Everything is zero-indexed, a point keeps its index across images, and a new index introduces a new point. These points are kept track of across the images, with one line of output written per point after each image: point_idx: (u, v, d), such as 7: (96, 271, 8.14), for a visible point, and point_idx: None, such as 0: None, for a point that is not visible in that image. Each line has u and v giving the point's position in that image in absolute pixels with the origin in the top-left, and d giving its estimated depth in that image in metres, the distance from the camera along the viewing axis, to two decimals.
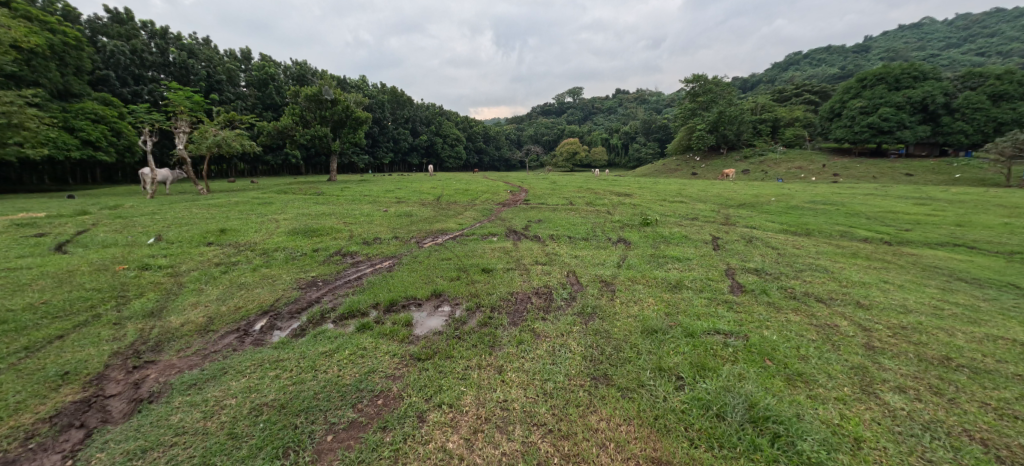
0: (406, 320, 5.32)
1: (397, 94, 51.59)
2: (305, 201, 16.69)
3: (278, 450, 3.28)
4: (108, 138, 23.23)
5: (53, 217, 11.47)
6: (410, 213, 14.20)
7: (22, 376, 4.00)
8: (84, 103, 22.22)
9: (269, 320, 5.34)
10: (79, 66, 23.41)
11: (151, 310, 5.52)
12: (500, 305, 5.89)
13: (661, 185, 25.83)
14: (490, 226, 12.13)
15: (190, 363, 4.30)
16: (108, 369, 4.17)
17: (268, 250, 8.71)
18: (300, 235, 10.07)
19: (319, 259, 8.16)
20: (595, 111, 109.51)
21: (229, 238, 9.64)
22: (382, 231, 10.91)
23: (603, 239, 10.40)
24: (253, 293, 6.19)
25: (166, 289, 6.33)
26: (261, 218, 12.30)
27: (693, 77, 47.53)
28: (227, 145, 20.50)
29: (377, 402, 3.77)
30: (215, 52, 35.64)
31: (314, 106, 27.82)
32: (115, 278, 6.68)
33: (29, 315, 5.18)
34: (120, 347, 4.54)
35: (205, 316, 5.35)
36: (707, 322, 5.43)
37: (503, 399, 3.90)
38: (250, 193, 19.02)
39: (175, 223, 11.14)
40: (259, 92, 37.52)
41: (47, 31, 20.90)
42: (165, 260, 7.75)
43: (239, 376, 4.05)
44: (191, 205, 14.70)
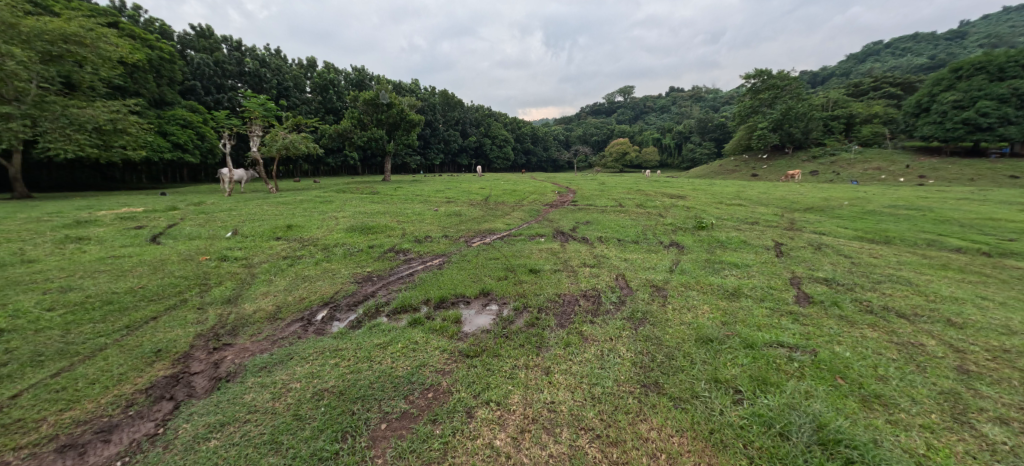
0: (455, 317, 5.45)
1: (448, 96, 53.01)
2: (362, 200, 17.59)
3: (337, 433, 3.43)
4: (194, 141, 25.87)
5: (150, 212, 12.97)
6: (459, 212, 14.56)
7: (123, 350, 4.49)
8: (175, 110, 24.90)
9: (329, 310, 5.69)
10: (172, 78, 26.27)
11: (228, 297, 6.10)
12: (547, 306, 5.88)
13: (717, 186, 24.57)
14: (538, 227, 12.15)
15: (261, 347, 4.66)
16: (193, 348, 4.61)
17: (328, 245, 9.30)
18: (357, 233, 10.62)
19: (374, 255, 8.58)
20: (647, 110, 106.12)
21: (294, 233, 10.38)
22: (433, 230, 11.28)
23: (655, 242, 10.06)
24: (315, 285, 6.63)
25: (241, 279, 6.94)
26: (323, 215, 13.15)
27: (754, 72, 44.73)
28: (294, 148, 22.05)
29: (427, 395, 3.87)
30: (284, 61, 38.55)
31: (372, 110, 29.14)
32: (200, 267, 7.44)
33: (130, 297, 5.89)
34: (203, 329, 5.04)
35: (274, 305, 5.81)
36: (769, 334, 5.09)
37: (551, 400, 3.88)
38: (313, 192, 20.39)
39: (249, 218, 12.18)
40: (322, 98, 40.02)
41: (147, 47, 23.67)
42: (240, 252, 8.50)
43: (303, 362, 4.31)
44: (262, 203, 15.98)
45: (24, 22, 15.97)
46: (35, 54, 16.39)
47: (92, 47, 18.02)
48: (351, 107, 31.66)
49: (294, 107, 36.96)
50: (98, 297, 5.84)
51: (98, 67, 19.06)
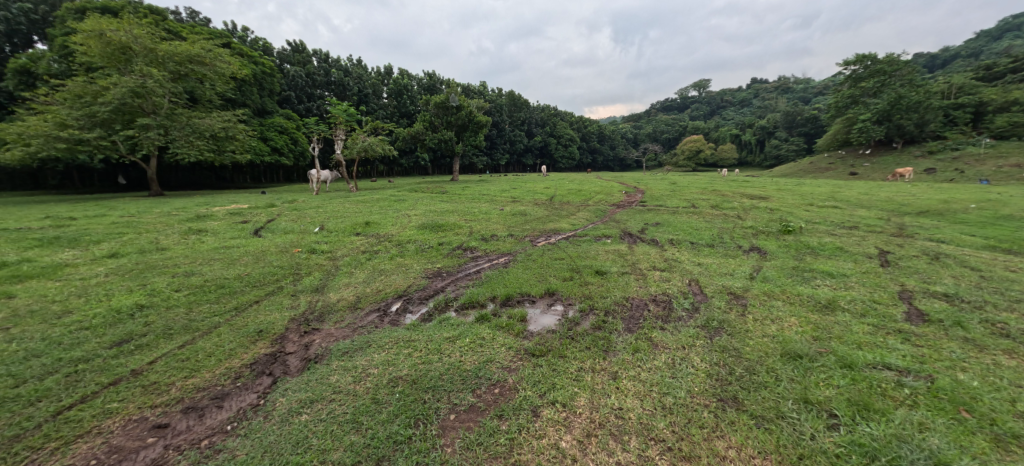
0: (521, 316, 5.50)
1: (515, 97, 53.66)
2: (432, 198, 18.41)
3: (410, 419, 3.50)
4: (289, 145, 28.81)
5: (253, 208, 14.69)
6: (524, 211, 14.68)
7: (233, 328, 5.09)
8: (274, 118, 27.91)
9: (403, 303, 6.04)
10: (272, 90, 29.46)
11: (317, 286, 6.71)
12: (615, 309, 5.71)
13: (807, 186, 22.24)
14: (603, 228, 11.87)
15: (344, 334, 5.05)
16: (288, 331, 5.11)
17: (402, 241, 9.86)
18: (427, 230, 11.13)
19: (443, 252, 8.94)
20: (725, 104, 99.05)
21: (372, 230, 11.13)
22: (498, 229, 11.48)
23: (732, 246, 9.36)
24: (390, 279, 7.07)
25: (327, 270, 7.60)
26: (397, 213, 13.98)
27: (854, 58, 39.83)
28: (372, 150, 23.66)
29: (493, 391, 3.92)
30: (365, 70, 41.56)
31: (442, 113, 30.35)
32: (293, 258, 8.28)
33: (238, 283, 6.71)
34: (296, 314, 5.59)
35: (354, 295, 6.29)
36: (872, 354, 4.50)
37: (618, 406, 3.76)
38: (389, 191, 21.71)
39: (333, 215, 13.31)
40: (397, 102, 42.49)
41: (251, 63, 26.79)
42: (326, 245, 9.30)
43: (380, 349, 4.58)
44: (344, 201, 17.35)
45: (159, 47, 19.03)
46: (167, 73, 19.43)
47: (209, 65, 20.95)
48: (423, 110, 33.25)
49: (372, 112, 39.69)
50: (213, 282, 6.71)
51: (213, 82, 22.09)
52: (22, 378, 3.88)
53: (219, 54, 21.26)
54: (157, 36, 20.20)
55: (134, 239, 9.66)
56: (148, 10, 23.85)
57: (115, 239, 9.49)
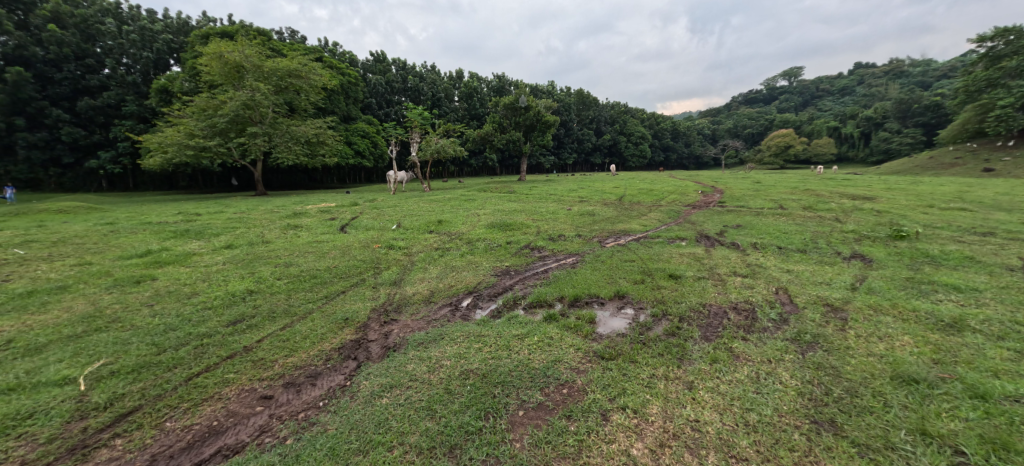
0: (590, 317, 5.41)
1: (584, 95, 52.86)
2: (500, 198, 18.76)
3: (480, 412, 3.59)
4: (370, 148, 31.07)
5: (339, 206, 16.07)
6: (592, 212, 14.40)
7: (324, 315, 5.61)
8: (358, 124, 30.28)
9: (473, 299, 6.24)
10: (356, 98, 31.96)
11: (395, 280, 7.16)
12: (690, 316, 5.40)
13: (925, 185, 19.20)
14: (677, 229, 11.27)
15: (419, 325, 5.34)
16: (370, 320, 5.51)
17: (472, 239, 10.18)
18: (496, 229, 11.36)
19: (511, 251, 9.07)
20: (821, 94, 88.95)
21: (444, 228, 11.62)
22: (566, 229, 11.38)
23: (828, 253, 8.38)
24: (461, 275, 7.34)
25: (404, 265, 8.09)
26: (467, 212, 14.46)
27: (990, 33, 33.70)
28: (444, 151, 24.68)
29: (562, 391, 3.90)
30: (438, 75, 43.54)
31: (511, 114, 30.81)
32: (374, 253, 8.92)
33: (328, 274, 7.39)
34: (376, 305, 6.02)
35: (429, 289, 6.63)
36: (1015, 385, 3.77)
37: (695, 419, 3.56)
38: (459, 191, 22.49)
39: (409, 213, 14.12)
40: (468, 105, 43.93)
41: (339, 74, 29.35)
42: (402, 242, 9.90)
43: (452, 343, 4.77)
44: (418, 200, 18.30)
45: (265, 64, 21.55)
46: (270, 86, 21.95)
47: (304, 78, 23.29)
48: (493, 111, 33.99)
49: (444, 115, 41.45)
50: (307, 272, 7.44)
51: (307, 93, 24.52)
52: (162, 347, 4.58)
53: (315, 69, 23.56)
54: (263, 55, 22.89)
55: (243, 232, 11.01)
56: (257, 32, 27.09)
57: (229, 233, 10.89)
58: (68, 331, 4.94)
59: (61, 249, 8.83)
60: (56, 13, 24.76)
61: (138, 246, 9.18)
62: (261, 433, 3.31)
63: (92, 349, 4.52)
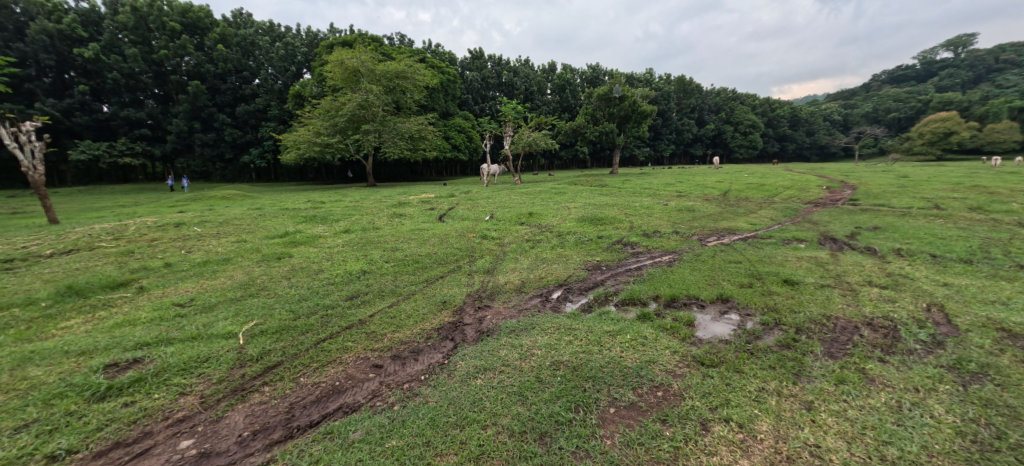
0: (688, 320, 5.07)
1: (685, 82, 49.20)
2: (592, 191, 18.40)
3: (571, 404, 3.60)
4: (466, 142, 32.58)
5: (438, 197, 17.20)
6: (692, 207, 13.42)
7: (425, 297, 6.08)
8: (455, 119, 31.95)
9: (564, 291, 6.25)
10: (454, 95, 33.70)
11: (488, 268, 7.46)
12: (810, 328, 4.77)
13: None
14: (794, 230, 9.98)
15: (511, 313, 5.49)
16: (465, 304, 5.83)
17: (562, 232, 10.15)
18: (587, 223, 11.19)
19: (603, 246, 8.85)
20: (1001, 67, 71.24)
21: (535, 220, 11.76)
22: (662, 225, 10.77)
23: (1004, 266, 6.76)
24: (552, 267, 7.39)
25: (496, 254, 8.39)
26: (558, 205, 14.45)
27: None
28: (536, 144, 24.90)
29: (656, 394, 3.73)
30: (531, 70, 44.06)
31: (605, 105, 29.89)
32: (469, 242, 9.40)
33: (428, 259, 7.97)
34: (471, 291, 6.34)
35: (520, 279, 6.79)
36: None
37: (815, 443, 3.15)
38: (550, 184, 22.55)
39: (501, 205, 14.57)
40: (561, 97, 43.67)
41: (440, 73, 31.27)
42: (495, 232, 10.27)
43: (543, 333, 4.83)
44: (510, 192, 18.78)
45: (378, 67, 23.79)
46: (381, 87, 24.14)
47: (410, 78, 25.17)
48: (586, 103, 33.34)
49: (536, 109, 41.79)
50: (410, 257, 8.10)
51: (412, 92, 26.48)
52: (298, 313, 5.38)
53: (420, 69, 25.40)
54: (376, 59, 25.23)
55: (358, 219, 12.34)
56: (371, 39, 29.96)
57: (346, 219, 12.29)
58: (231, 295, 6.05)
59: (223, 229, 10.78)
60: (222, 35, 30.09)
61: (277, 228, 10.82)
62: (373, 397, 3.69)
63: (247, 311, 5.46)
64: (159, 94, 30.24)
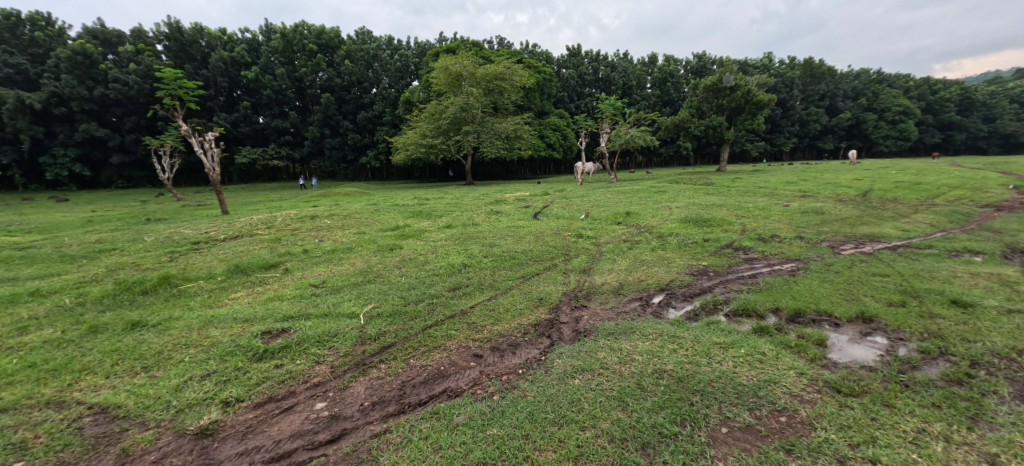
0: (818, 339, 4.41)
1: (813, 66, 43.02)
2: (696, 190, 17.07)
3: (676, 417, 3.37)
4: (561, 141, 32.52)
5: (532, 195, 17.44)
6: (819, 209, 11.69)
7: (521, 293, 6.20)
8: (551, 118, 32.12)
9: (666, 296, 5.87)
10: (550, 94, 33.86)
11: (584, 268, 7.34)
12: (993, 363, 3.83)
13: None
14: (964, 239, 8.10)
15: (608, 315, 5.33)
16: (561, 302, 5.81)
17: (663, 234, 9.56)
18: (691, 224, 10.39)
19: (710, 250, 8.12)
20: None
21: (632, 220, 11.26)
22: (781, 229, 9.55)
23: None
24: (652, 270, 7.00)
25: (592, 254, 8.22)
26: (657, 204, 13.66)
27: None
28: (634, 141, 23.89)
29: (779, 419, 3.32)
30: (630, 63, 42.40)
31: (712, 97, 27.46)
32: (564, 240, 9.35)
33: (524, 256, 8.11)
34: (567, 290, 6.30)
35: (618, 281, 6.56)
36: None
37: None
38: (648, 183, 21.45)
39: (596, 204, 14.25)
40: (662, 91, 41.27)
41: (536, 73, 31.72)
42: (591, 232, 10.07)
43: (644, 338, 4.60)
44: (605, 191, 18.28)
45: (478, 71, 24.92)
46: (481, 90, 25.20)
47: (508, 79, 25.89)
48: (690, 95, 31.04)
49: (635, 104, 40.08)
50: (507, 253, 8.33)
51: (510, 93, 27.20)
52: (408, 300, 5.88)
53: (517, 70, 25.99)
54: (477, 63, 26.45)
55: (458, 215, 13.05)
56: (473, 44, 31.45)
57: (448, 215, 13.08)
58: (354, 280, 6.86)
59: (347, 221, 12.22)
60: (348, 52, 34.17)
61: (389, 222, 11.93)
62: (474, 385, 3.87)
63: (366, 295, 6.14)
64: (300, 106, 35.42)
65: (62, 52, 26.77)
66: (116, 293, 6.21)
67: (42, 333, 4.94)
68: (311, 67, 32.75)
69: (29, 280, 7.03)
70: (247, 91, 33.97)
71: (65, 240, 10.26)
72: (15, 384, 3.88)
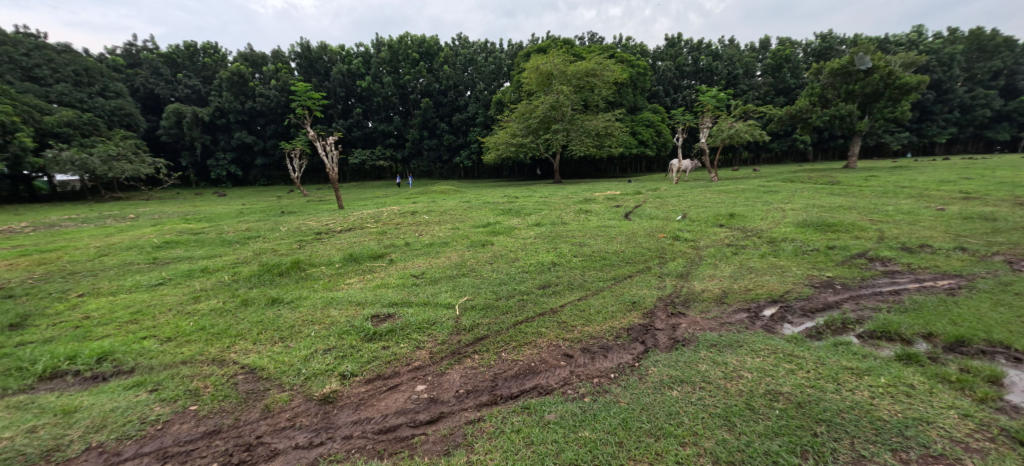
0: (992, 375, 3.58)
1: (983, 38, 35.06)
2: (817, 190, 14.95)
3: (795, 447, 2.98)
4: (655, 137, 30.86)
5: (623, 194, 16.82)
6: (988, 214, 9.49)
7: (612, 294, 6.01)
8: (644, 114, 30.70)
9: (779, 310, 5.22)
10: (645, 88, 32.35)
11: (681, 272, 6.88)
12: None
13: None
14: None
15: (711, 325, 4.91)
16: (656, 308, 5.50)
17: (775, 239, 8.54)
18: (810, 228, 9.14)
19: (836, 259, 7.06)
20: None
21: (737, 223, 10.24)
22: (934, 238, 7.93)
23: None
24: (762, 279, 6.29)
25: (690, 258, 7.66)
26: (767, 206, 12.26)
27: None
28: (739, 136, 21.72)
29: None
30: (737, 51, 38.70)
31: (841, 82, 23.79)
32: (659, 242, 8.84)
33: (615, 257, 7.86)
34: (662, 294, 5.95)
35: (720, 289, 6.02)
36: None
37: None
38: (756, 182, 19.33)
39: (694, 204, 13.24)
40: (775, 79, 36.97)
41: (629, 68, 30.59)
42: (689, 234, 9.38)
43: (753, 354, 4.16)
44: (705, 191, 16.90)
45: (569, 68, 24.74)
46: (572, 87, 24.95)
47: (599, 75, 25.31)
48: (811, 82, 27.30)
49: (742, 95, 36.48)
50: (597, 254, 8.14)
51: (601, 89, 26.53)
52: (498, 295, 6.06)
53: (609, 65, 25.29)
54: (568, 61, 26.27)
55: (547, 214, 13.07)
56: (564, 41, 31.32)
57: (537, 213, 13.20)
58: (450, 273, 7.28)
59: (442, 217, 12.99)
60: (446, 58, 36.30)
61: (481, 219, 12.40)
62: (564, 384, 3.86)
63: (461, 287, 6.46)
64: (404, 110, 38.53)
65: (224, 73, 32.52)
66: (260, 273, 7.37)
67: (209, 302, 6.06)
68: (413, 73, 35.44)
69: (200, 259, 8.68)
70: (361, 98, 37.95)
71: (224, 228, 12.44)
72: (191, 342, 4.80)
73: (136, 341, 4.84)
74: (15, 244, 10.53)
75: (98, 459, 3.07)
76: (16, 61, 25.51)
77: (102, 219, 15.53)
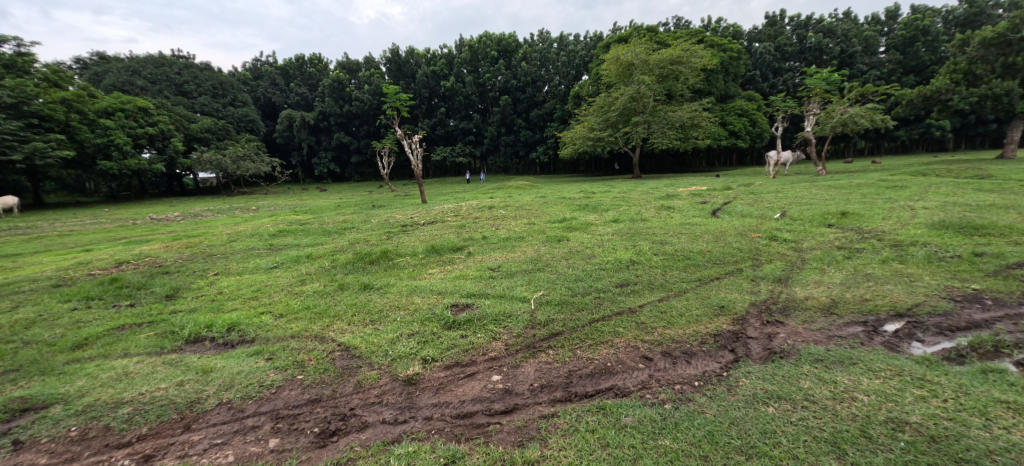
0: None
1: None
2: (959, 185, 12.54)
3: None
4: (749, 127, 28.21)
5: (711, 190, 15.60)
6: None
7: (698, 297, 5.59)
8: (737, 102, 28.22)
9: (907, 326, 4.46)
10: (738, 73, 29.68)
11: (779, 276, 6.20)
12: None
13: None
14: None
15: (816, 338, 4.35)
16: (748, 315, 5.00)
17: (901, 242, 7.31)
18: (949, 231, 7.70)
19: (984, 269, 5.86)
20: None
21: (850, 222, 8.97)
22: None
23: None
24: (883, 288, 5.42)
25: (791, 261, 6.87)
26: (889, 203, 10.59)
27: None
28: (854, 123, 18.93)
29: None
30: (854, 25, 33.87)
31: (996, 53, 19.59)
32: (753, 243, 8.05)
33: (701, 257, 7.32)
34: (756, 300, 5.42)
35: (829, 297, 5.32)
36: None
37: None
38: (877, 176, 16.71)
39: (796, 201, 11.82)
40: (903, 55, 31.73)
41: (721, 52, 28.32)
42: (789, 234, 8.43)
43: (872, 375, 3.61)
44: (809, 186, 14.99)
45: (652, 57, 23.55)
46: (654, 77, 23.71)
47: (685, 62, 23.76)
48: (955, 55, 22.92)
49: (859, 75, 31.89)
50: (680, 253, 7.65)
51: (687, 77, 24.85)
52: (574, 291, 5.98)
53: (696, 50, 23.60)
54: (651, 49, 24.99)
55: (625, 210, 12.58)
56: (648, 29, 29.87)
57: (615, 209, 12.78)
58: (526, 267, 7.34)
59: (518, 212, 13.16)
60: (524, 54, 36.54)
61: (557, 214, 12.33)
62: (642, 388, 3.69)
63: (536, 282, 6.49)
64: (484, 107, 39.64)
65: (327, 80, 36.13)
66: (354, 261, 8.07)
67: (313, 285, 6.79)
68: (493, 71, 36.28)
69: (305, 247, 9.76)
70: (443, 98, 39.79)
71: (324, 219, 13.82)
72: (298, 319, 5.44)
73: (257, 315, 5.58)
74: (168, 230, 12.73)
75: (227, 413, 3.59)
76: (172, 79, 30.76)
77: (230, 211, 18.15)
